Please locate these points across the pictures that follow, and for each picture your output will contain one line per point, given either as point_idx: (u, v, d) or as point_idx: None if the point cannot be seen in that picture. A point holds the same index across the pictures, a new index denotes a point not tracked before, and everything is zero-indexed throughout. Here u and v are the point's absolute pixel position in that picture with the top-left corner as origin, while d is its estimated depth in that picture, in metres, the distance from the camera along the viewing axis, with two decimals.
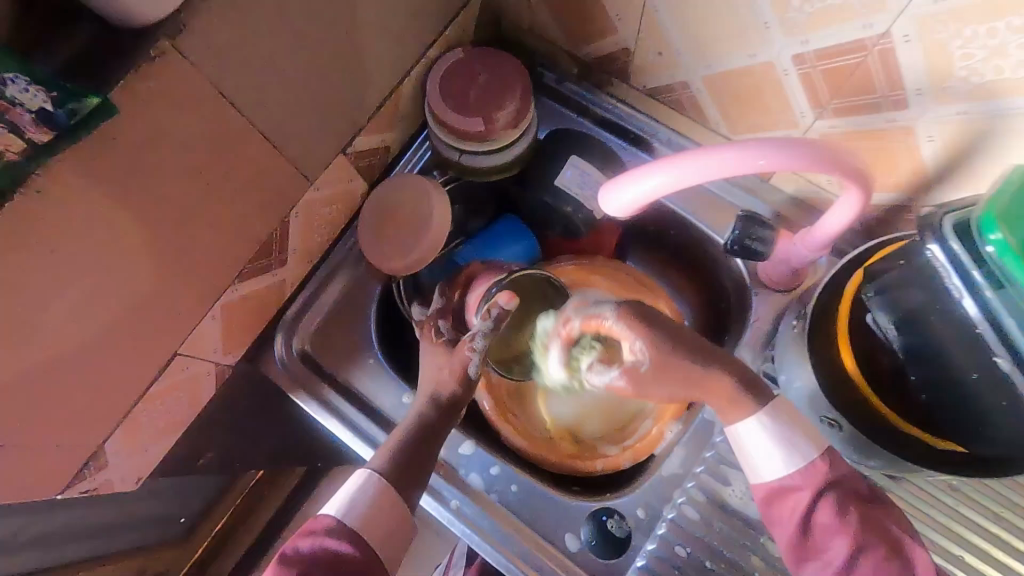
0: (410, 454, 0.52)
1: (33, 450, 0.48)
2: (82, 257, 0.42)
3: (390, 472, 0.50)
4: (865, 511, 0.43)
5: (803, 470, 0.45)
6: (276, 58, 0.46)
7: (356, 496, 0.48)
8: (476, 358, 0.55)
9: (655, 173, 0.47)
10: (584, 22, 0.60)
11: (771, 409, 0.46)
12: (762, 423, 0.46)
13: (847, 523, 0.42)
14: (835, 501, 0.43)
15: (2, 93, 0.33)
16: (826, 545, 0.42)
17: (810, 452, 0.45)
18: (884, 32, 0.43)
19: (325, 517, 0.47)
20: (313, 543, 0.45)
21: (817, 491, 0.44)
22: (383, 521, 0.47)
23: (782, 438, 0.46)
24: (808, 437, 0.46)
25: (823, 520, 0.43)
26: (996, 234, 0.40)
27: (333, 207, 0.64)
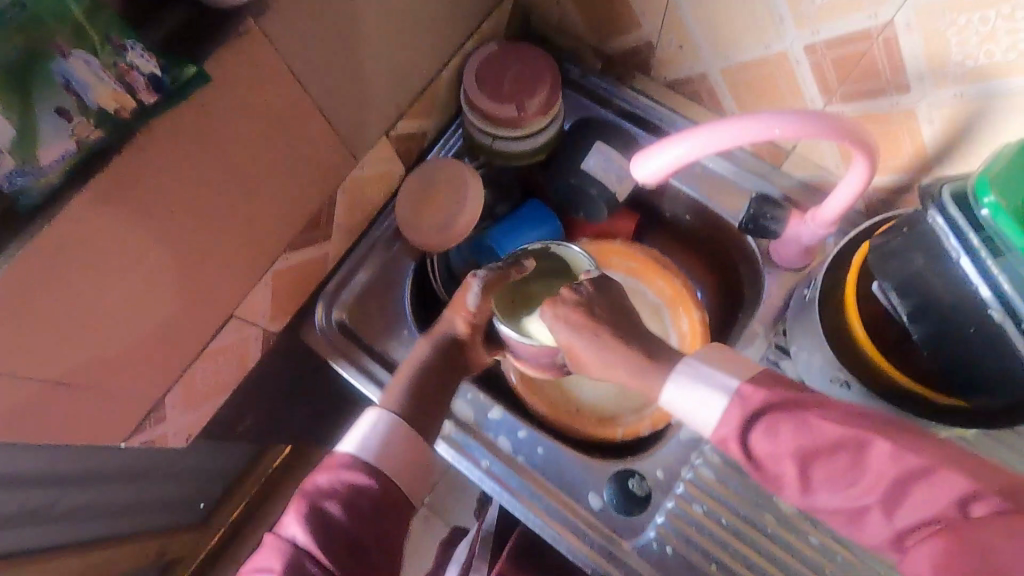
0: (421, 397, 0.55)
1: (106, 395, 0.53)
2: (167, 219, 0.47)
3: (406, 412, 0.53)
4: (793, 421, 0.43)
5: (724, 417, 0.46)
6: (341, 41, 0.51)
7: (370, 434, 0.50)
8: (476, 287, 0.56)
9: (683, 141, 0.51)
10: (610, 18, 0.66)
11: (676, 373, 0.48)
12: (674, 384, 0.48)
13: (782, 445, 0.43)
14: (764, 428, 0.44)
15: (122, 57, 0.39)
16: (778, 472, 0.43)
17: (719, 398, 0.46)
18: (887, 21, 0.48)
19: (343, 454, 0.49)
20: (332, 477, 0.47)
21: (743, 428, 0.44)
22: (399, 455, 0.49)
23: (695, 389, 0.47)
24: (714, 385, 0.47)
25: (764, 449, 0.44)
26: (989, 198, 0.44)
27: (374, 187, 0.69)
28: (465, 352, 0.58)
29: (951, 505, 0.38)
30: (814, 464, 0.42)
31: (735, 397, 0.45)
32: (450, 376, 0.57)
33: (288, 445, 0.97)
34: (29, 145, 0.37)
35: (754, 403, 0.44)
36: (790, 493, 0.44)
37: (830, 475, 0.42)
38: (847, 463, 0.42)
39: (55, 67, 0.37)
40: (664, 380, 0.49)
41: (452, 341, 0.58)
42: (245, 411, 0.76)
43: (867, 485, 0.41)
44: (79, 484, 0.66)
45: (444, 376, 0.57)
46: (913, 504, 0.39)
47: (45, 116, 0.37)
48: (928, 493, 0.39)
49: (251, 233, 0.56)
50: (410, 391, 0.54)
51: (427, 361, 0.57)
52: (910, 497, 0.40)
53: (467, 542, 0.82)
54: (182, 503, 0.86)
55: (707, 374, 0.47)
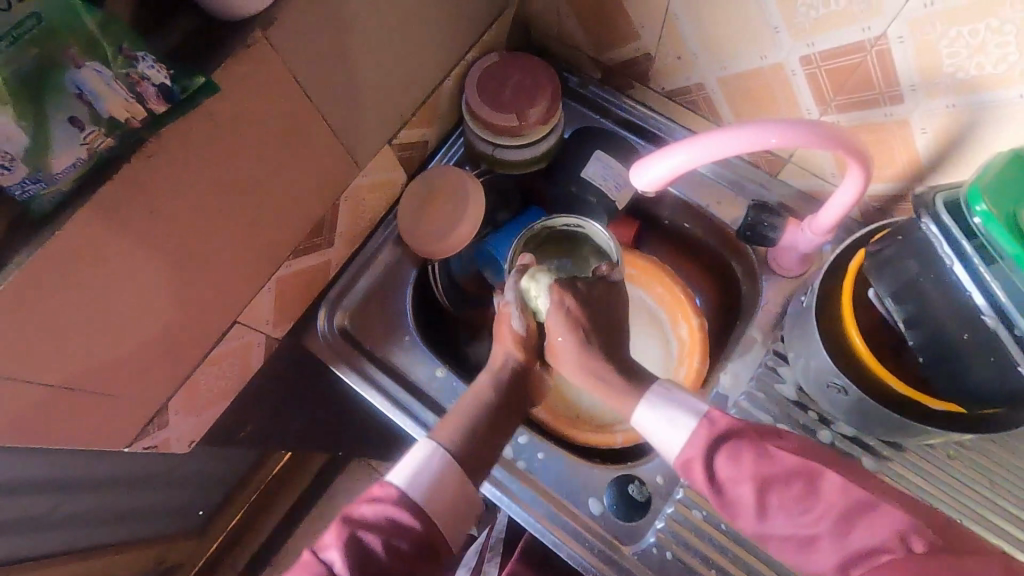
0: (478, 435, 0.54)
1: (111, 402, 0.54)
2: (172, 228, 0.48)
3: (459, 449, 0.52)
4: (753, 449, 0.45)
5: (691, 439, 0.48)
6: (345, 53, 0.52)
7: (420, 471, 0.49)
8: (515, 311, 0.56)
9: (680, 150, 0.52)
10: (610, 30, 0.67)
11: (650, 397, 0.51)
12: (648, 406, 0.51)
13: (741, 467, 0.45)
14: (726, 452, 0.46)
15: (135, 68, 0.40)
16: (734, 494, 0.45)
17: (687, 421, 0.49)
18: (881, 33, 0.49)
19: (391, 487, 0.48)
20: (377, 509, 0.47)
21: (707, 450, 0.47)
22: (446, 499, 0.49)
23: (670, 414, 0.50)
24: (686, 409, 0.50)
25: (724, 473, 0.46)
26: (981, 206, 0.45)
27: (376, 195, 0.70)
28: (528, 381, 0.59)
29: (892, 536, 0.39)
30: (770, 489, 0.44)
31: (704, 419, 0.48)
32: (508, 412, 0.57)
33: (288, 452, 0.98)
34: (41, 153, 0.38)
35: (719, 427, 0.47)
36: (746, 520, 0.45)
37: (783, 501, 0.44)
38: (802, 490, 0.43)
39: (68, 78, 0.38)
40: (637, 402, 0.52)
41: (518, 374, 0.57)
42: (247, 416, 0.77)
43: (817, 513, 0.42)
44: (83, 493, 0.66)
45: (507, 415, 0.57)
46: (863, 533, 0.40)
47: (58, 125, 0.38)
48: (873, 524, 0.40)
49: (255, 240, 0.57)
50: (465, 428, 0.54)
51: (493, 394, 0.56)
52: (859, 528, 0.41)
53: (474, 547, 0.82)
54: (184, 509, 0.87)
55: (683, 400, 0.50)
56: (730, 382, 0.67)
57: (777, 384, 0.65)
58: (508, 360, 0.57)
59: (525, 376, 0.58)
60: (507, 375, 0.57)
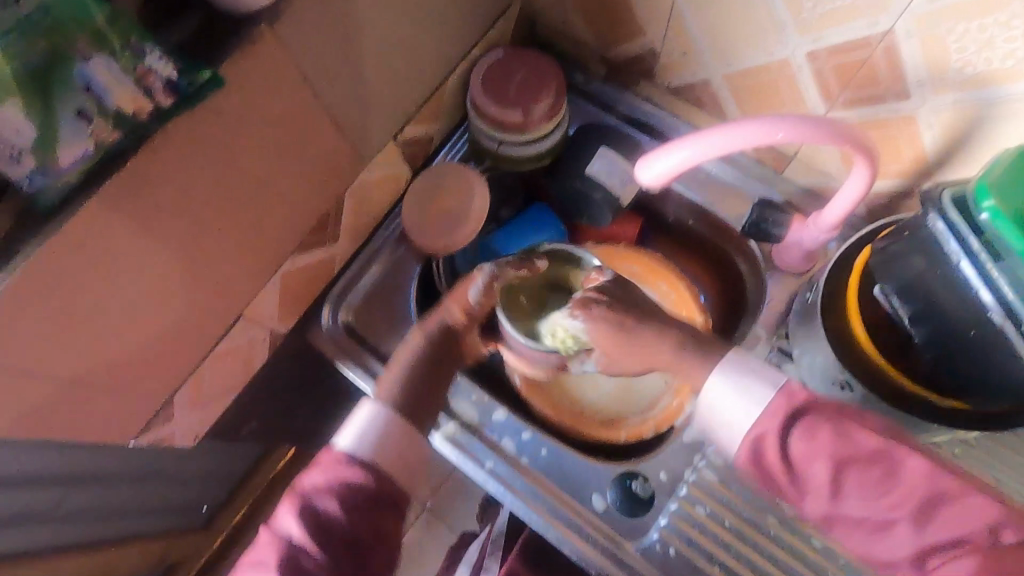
0: (417, 388, 0.54)
1: (117, 394, 0.54)
2: (179, 223, 0.48)
3: (401, 406, 0.52)
4: (835, 428, 0.44)
5: (768, 412, 0.46)
6: (351, 48, 0.52)
7: (364, 429, 0.49)
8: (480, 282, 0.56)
9: (684, 145, 0.52)
10: (615, 25, 0.67)
11: (721, 369, 0.49)
12: (722, 376, 0.48)
13: (819, 446, 0.44)
14: (805, 429, 0.45)
15: (142, 61, 0.39)
16: (809, 474, 0.44)
17: (766, 391, 0.46)
18: (888, 29, 0.49)
19: (338, 450, 0.48)
20: (326, 474, 0.47)
21: (785, 426, 0.45)
22: (394, 449, 0.48)
23: (740, 385, 0.47)
24: (761, 378, 0.47)
25: (798, 450, 0.44)
26: (989, 202, 0.44)
27: (381, 190, 0.70)
28: (455, 347, 0.57)
29: (979, 527, 0.40)
30: (848, 471, 0.43)
31: (782, 392, 0.46)
32: (441, 369, 0.56)
33: (291, 448, 0.98)
34: (48, 146, 0.38)
35: (798, 401, 0.46)
36: (817, 500, 0.45)
37: (863, 484, 0.43)
38: (882, 473, 0.43)
39: (77, 71, 0.38)
40: (709, 373, 0.49)
41: (447, 332, 0.56)
42: (251, 411, 0.77)
43: (896, 498, 0.42)
44: (89, 486, 0.67)
45: (434, 372, 0.55)
46: (941, 521, 0.41)
47: (66, 118, 0.38)
48: (956, 514, 0.41)
49: (260, 234, 0.57)
50: (408, 383, 0.53)
51: (424, 352, 0.55)
52: (939, 517, 0.41)
53: (477, 544, 0.82)
54: (188, 504, 0.87)
55: (757, 369, 0.48)
56: None
57: None
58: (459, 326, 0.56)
59: (452, 340, 0.57)
60: (437, 332, 0.56)
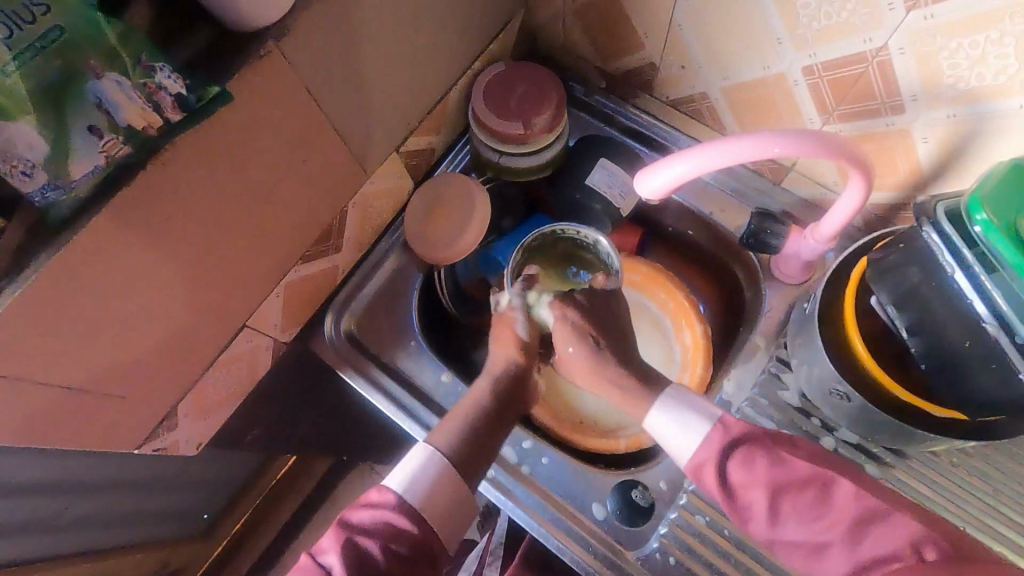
0: (479, 436, 0.55)
1: (123, 403, 0.55)
2: (185, 235, 0.49)
3: (456, 455, 0.52)
4: (767, 454, 0.46)
5: (705, 442, 0.49)
6: (355, 63, 0.53)
7: (419, 474, 0.50)
8: (521, 317, 0.59)
9: (680, 160, 0.53)
10: (614, 40, 0.68)
11: (659, 402, 0.52)
12: (659, 411, 0.52)
13: (751, 472, 0.45)
14: (740, 458, 0.47)
15: (152, 77, 0.41)
16: (747, 499, 0.45)
17: (703, 424, 0.50)
18: (882, 45, 0.50)
19: (389, 492, 0.49)
20: (375, 515, 0.47)
21: (720, 455, 0.47)
22: (443, 498, 0.50)
23: (681, 419, 0.51)
24: (696, 412, 0.51)
25: (737, 478, 0.46)
26: (981, 215, 0.46)
27: (383, 201, 0.71)
28: (518, 390, 0.59)
29: (906, 546, 0.39)
30: (781, 496, 0.44)
31: (718, 425, 0.49)
32: (502, 417, 0.57)
33: (292, 456, 0.98)
34: (61, 161, 0.39)
35: (733, 432, 0.48)
36: (757, 525, 0.45)
37: (797, 508, 0.43)
38: (816, 498, 0.43)
39: (88, 87, 0.39)
40: (649, 408, 0.53)
41: (513, 379, 0.59)
42: (254, 419, 0.78)
43: (831, 521, 0.42)
44: (94, 494, 0.67)
45: (496, 420, 0.57)
46: (875, 541, 0.40)
47: (77, 133, 0.39)
48: (886, 533, 0.40)
49: (264, 246, 0.58)
50: (465, 429, 0.55)
51: (496, 399, 0.58)
52: (871, 537, 0.40)
53: (475, 553, 0.82)
54: (191, 511, 0.88)
55: (695, 403, 0.52)
56: (734, 388, 0.67)
57: (779, 391, 0.66)
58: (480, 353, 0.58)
59: (518, 385, 0.59)
60: (505, 378, 0.59)
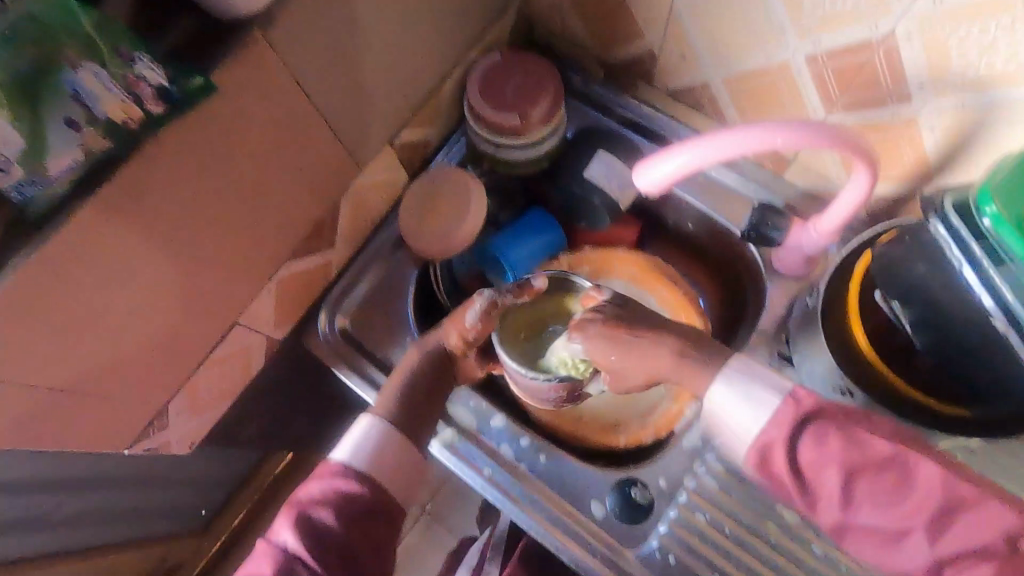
0: (410, 408, 0.55)
1: (111, 403, 0.54)
2: (173, 231, 0.48)
3: (396, 423, 0.53)
4: (844, 434, 0.43)
5: (773, 418, 0.45)
6: (346, 53, 0.52)
7: (362, 441, 0.50)
8: (478, 305, 0.57)
9: (680, 152, 0.52)
10: (613, 28, 0.66)
11: (727, 377, 0.48)
12: (726, 383, 0.48)
13: (828, 453, 0.42)
14: (814, 436, 0.43)
15: (132, 69, 0.39)
16: (820, 481, 0.43)
17: (771, 399, 0.45)
18: (888, 32, 0.48)
19: (335, 462, 0.49)
20: (324, 486, 0.47)
21: (792, 433, 0.44)
22: (391, 463, 0.50)
23: (745, 390, 0.47)
24: (764, 387, 0.46)
25: (808, 459, 0.43)
26: (991, 208, 0.44)
27: (377, 195, 0.70)
28: (453, 366, 0.60)
29: (998, 534, 0.39)
30: (859, 478, 0.42)
31: (788, 399, 0.45)
32: (432, 395, 0.57)
33: (288, 453, 0.97)
34: (38, 157, 0.38)
35: (805, 407, 0.45)
36: (827, 509, 0.43)
37: (874, 492, 0.42)
38: (893, 481, 0.42)
39: (65, 79, 0.38)
40: (714, 378, 0.49)
41: (443, 357, 0.59)
42: (248, 417, 0.76)
43: (912, 508, 0.41)
44: (85, 493, 0.66)
45: (428, 398, 0.56)
46: (957, 531, 0.39)
47: (54, 128, 0.38)
48: (972, 522, 0.39)
49: (256, 240, 0.56)
50: (401, 401, 0.55)
51: (418, 373, 0.57)
52: (953, 526, 0.40)
53: (476, 547, 0.82)
54: (186, 509, 0.87)
55: (761, 376, 0.47)
56: None
57: None
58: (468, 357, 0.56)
59: (448, 363, 0.59)
60: (435, 356, 0.58)
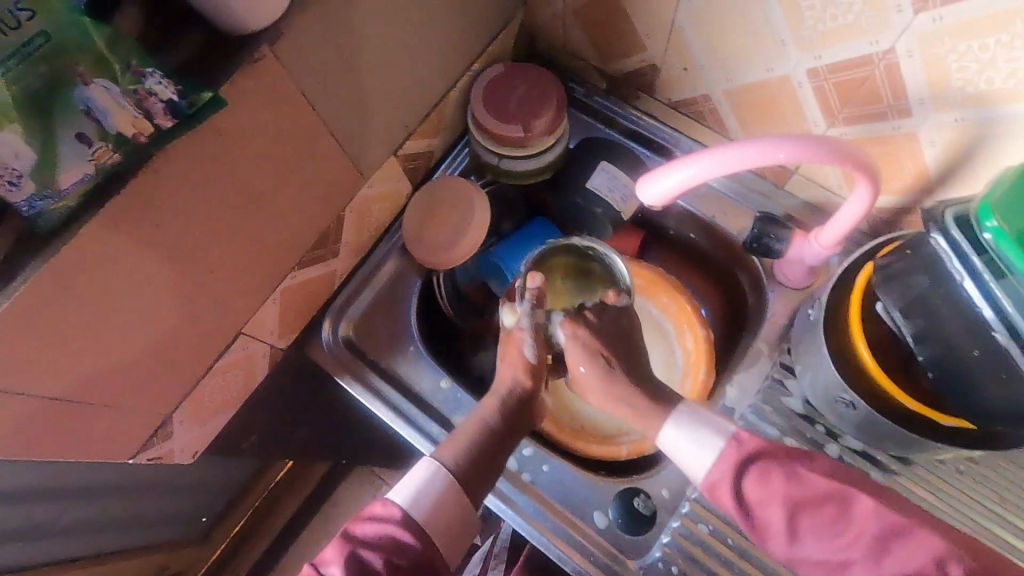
0: (478, 458, 0.54)
1: (118, 413, 0.54)
2: (179, 242, 0.48)
3: (459, 471, 0.52)
4: (783, 471, 0.45)
5: (718, 460, 0.48)
6: (352, 67, 0.52)
7: (422, 489, 0.50)
8: (528, 340, 0.56)
9: (684, 166, 0.52)
10: (615, 41, 0.67)
11: (675, 416, 0.52)
12: (674, 425, 0.51)
13: (771, 488, 0.45)
14: (756, 475, 0.46)
15: (143, 84, 0.40)
16: (764, 517, 0.45)
17: (716, 440, 0.49)
18: (888, 47, 0.49)
19: (393, 506, 0.49)
20: (379, 528, 0.47)
21: (735, 472, 0.47)
22: (449, 519, 0.50)
23: (693, 433, 0.50)
24: (711, 427, 0.50)
25: (753, 496, 0.45)
26: (992, 222, 0.45)
27: (381, 205, 0.70)
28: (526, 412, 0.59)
29: (930, 561, 0.39)
30: (801, 513, 0.44)
31: (732, 440, 0.48)
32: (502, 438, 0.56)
33: (290, 461, 0.97)
34: (48, 170, 0.38)
35: (747, 448, 0.47)
36: (776, 543, 0.45)
37: (816, 525, 0.43)
38: (835, 514, 0.43)
39: (76, 93, 0.38)
40: (664, 420, 0.52)
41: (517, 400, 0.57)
42: (251, 426, 0.77)
43: (852, 538, 0.42)
44: (88, 501, 0.66)
45: (498, 442, 0.56)
46: (898, 558, 0.40)
47: (66, 141, 0.38)
48: (911, 551, 0.40)
49: (261, 251, 0.57)
50: (466, 449, 0.54)
51: (488, 422, 0.56)
52: (893, 555, 0.40)
53: (478, 557, 0.81)
54: (188, 517, 0.87)
55: (707, 419, 0.51)
56: (737, 395, 0.67)
57: (783, 398, 0.65)
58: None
59: (524, 404, 0.58)
60: (503, 399, 0.57)
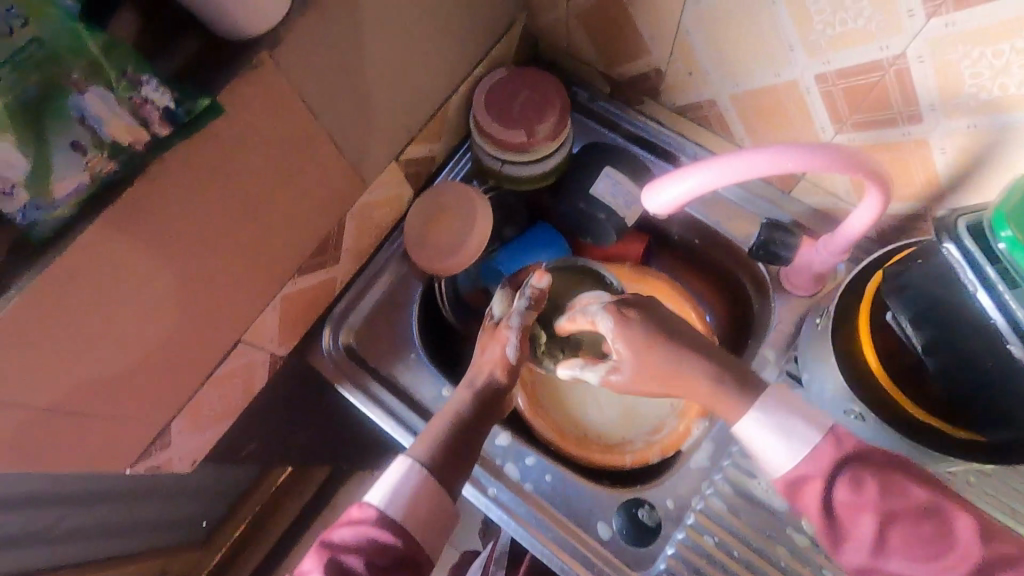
0: (457, 445, 0.53)
1: (116, 422, 0.53)
2: (176, 250, 0.47)
3: (435, 464, 0.51)
4: (883, 478, 0.42)
5: (812, 456, 0.44)
6: (352, 72, 0.52)
7: (397, 487, 0.48)
8: (513, 337, 0.58)
9: (694, 173, 0.51)
10: (619, 45, 0.66)
11: (762, 407, 0.47)
12: (760, 415, 0.47)
13: (866, 495, 0.41)
14: (850, 478, 0.42)
15: (138, 91, 0.39)
16: (851, 525, 0.41)
17: (811, 435, 0.45)
18: (900, 53, 0.48)
19: (369, 507, 0.47)
20: (355, 532, 0.46)
21: (828, 473, 0.43)
22: (427, 509, 0.48)
23: (782, 426, 0.46)
24: (805, 422, 0.46)
25: (845, 501, 0.42)
26: (1006, 232, 0.44)
27: (382, 211, 0.69)
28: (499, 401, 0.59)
29: None
30: (895, 524, 0.41)
31: (830, 437, 0.44)
32: (478, 428, 0.56)
33: (290, 468, 0.96)
34: (43, 180, 0.37)
35: (847, 448, 0.44)
36: (855, 552, 0.42)
37: (909, 540, 0.40)
38: (933, 531, 0.40)
39: (72, 101, 0.37)
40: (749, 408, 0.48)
41: (492, 393, 0.58)
42: (251, 434, 0.76)
43: (947, 558, 0.39)
44: (87, 509, 0.66)
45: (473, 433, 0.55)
46: None
47: (59, 150, 0.37)
48: None
49: (261, 257, 0.56)
50: (438, 442, 0.53)
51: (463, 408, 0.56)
52: None
53: (479, 562, 0.81)
54: (187, 523, 0.86)
55: (799, 409, 0.46)
56: None
57: None
58: (483, 379, 0.58)
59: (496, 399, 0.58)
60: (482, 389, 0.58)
